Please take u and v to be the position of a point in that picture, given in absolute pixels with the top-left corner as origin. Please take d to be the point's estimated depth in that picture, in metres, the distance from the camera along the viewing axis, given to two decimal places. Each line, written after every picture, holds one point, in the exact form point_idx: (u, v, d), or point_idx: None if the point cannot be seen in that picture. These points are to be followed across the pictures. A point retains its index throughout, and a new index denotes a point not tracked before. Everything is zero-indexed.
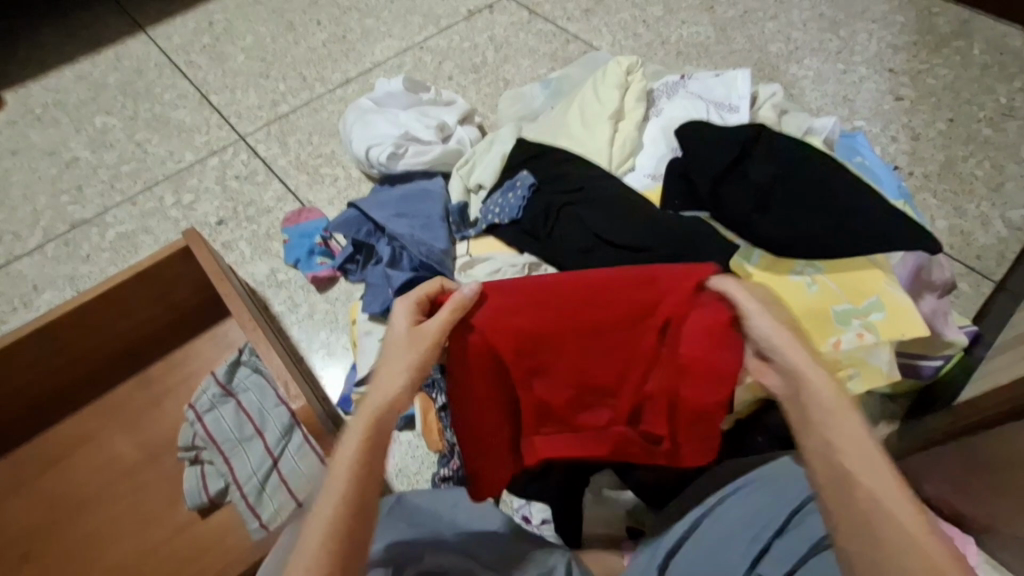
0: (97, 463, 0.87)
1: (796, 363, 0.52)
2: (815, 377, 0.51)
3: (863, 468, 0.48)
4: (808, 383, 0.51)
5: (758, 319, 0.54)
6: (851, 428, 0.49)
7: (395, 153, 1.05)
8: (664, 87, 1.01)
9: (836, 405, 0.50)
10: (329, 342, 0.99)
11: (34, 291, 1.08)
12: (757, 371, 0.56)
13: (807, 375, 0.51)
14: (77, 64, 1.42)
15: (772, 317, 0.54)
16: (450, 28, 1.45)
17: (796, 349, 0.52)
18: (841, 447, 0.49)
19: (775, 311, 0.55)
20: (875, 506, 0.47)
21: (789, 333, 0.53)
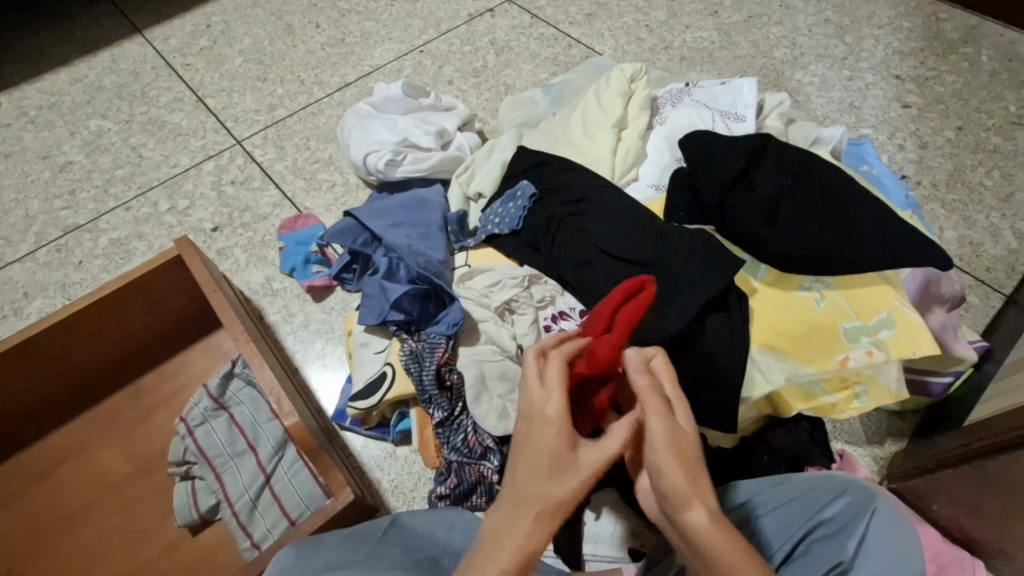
0: (86, 477, 0.85)
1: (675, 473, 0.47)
2: (684, 481, 0.47)
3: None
4: (684, 501, 0.46)
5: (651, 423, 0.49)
6: (730, 545, 0.45)
7: (393, 160, 1.03)
8: (668, 95, 0.99)
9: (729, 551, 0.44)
10: (325, 353, 0.97)
11: (25, 298, 1.06)
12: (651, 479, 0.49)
13: (684, 488, 0.46)
14: (73, 66, 1.40)
15: (668, 443, 0.48)
16: (451, 31, 1.43)
17: (674, 460, 0.47)
18: (714, 556, 0.45)
19: (681, 414, 0.51)
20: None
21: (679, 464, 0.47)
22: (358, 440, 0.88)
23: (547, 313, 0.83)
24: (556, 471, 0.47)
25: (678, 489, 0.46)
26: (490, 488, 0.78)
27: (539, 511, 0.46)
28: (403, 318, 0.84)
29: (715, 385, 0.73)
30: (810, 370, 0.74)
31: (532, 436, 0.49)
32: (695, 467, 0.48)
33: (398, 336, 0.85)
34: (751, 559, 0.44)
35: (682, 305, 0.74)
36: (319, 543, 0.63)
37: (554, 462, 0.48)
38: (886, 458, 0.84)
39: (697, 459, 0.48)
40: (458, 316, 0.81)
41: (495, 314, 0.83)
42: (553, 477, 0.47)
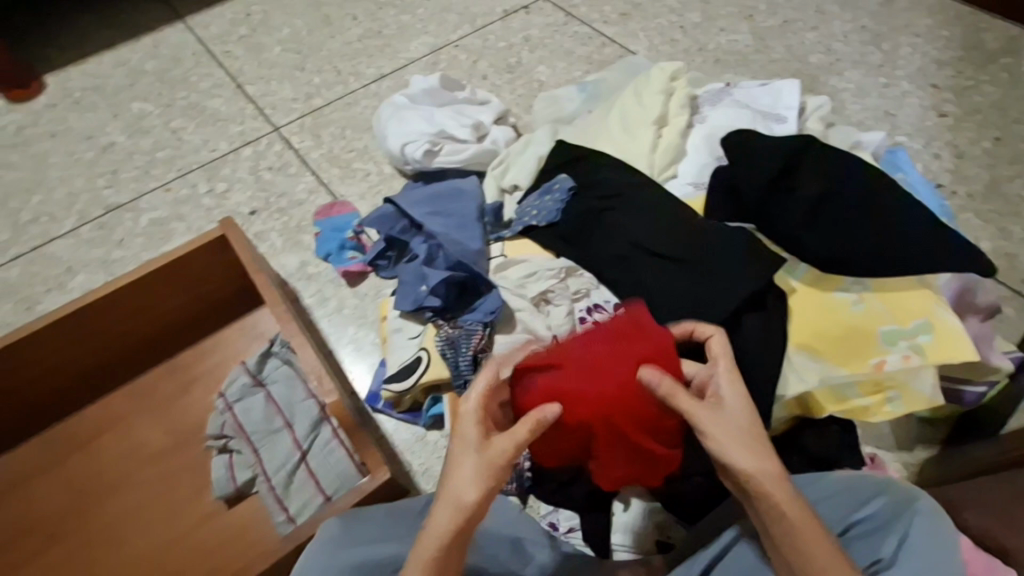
0: (123, 448, 0.87)
1: (712, 431, 0.56)
2: (740, 439, 0.56)
3: (781, 503, 0.54)
4: (727, 446, 0.55)
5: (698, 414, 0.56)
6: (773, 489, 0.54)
7: (431, 150, 1.06)
8: (708, 95, 0.99)
9: (773, 484, 0.54)
10: (357, 338, 0.98)
11: (67, 273, 1.09)
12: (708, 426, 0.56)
13: (724, 439, 0.55)
14: (117, 50, 1.43)
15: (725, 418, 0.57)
16: (486, 27, 1.45)
17: (722, 428, 0.56)
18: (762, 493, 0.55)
19: (734, 403, 0.58)
20: (774, 531, 0.55)
21: (722, 424, 0.56)
22: (390, 423, 0.89)
23: (582, 305, 0.83)
24: (489, 446, 0.55)
25: (732, 444, 0.55)
26: (519, 475, 0.79)
27: (468, 484, 0.54)
28: (439, 306, 0.85)
29: (750, 384, 0.73)
30: (844, 372, 0.74)
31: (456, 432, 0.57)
32: (755, 439, 0.56)
33: (434, 323, 0.86)
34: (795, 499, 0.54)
35: (717, 301, 0.75)
36: (361, 518, 0.65)
37: (469, 451, 0.55)
38: (916, 464, 0.83)
39: (749, 417, 0.57)
40: (495, 305, 0.83)
41: (531, 304, 0.84)
42: (480, 459, 0.55)
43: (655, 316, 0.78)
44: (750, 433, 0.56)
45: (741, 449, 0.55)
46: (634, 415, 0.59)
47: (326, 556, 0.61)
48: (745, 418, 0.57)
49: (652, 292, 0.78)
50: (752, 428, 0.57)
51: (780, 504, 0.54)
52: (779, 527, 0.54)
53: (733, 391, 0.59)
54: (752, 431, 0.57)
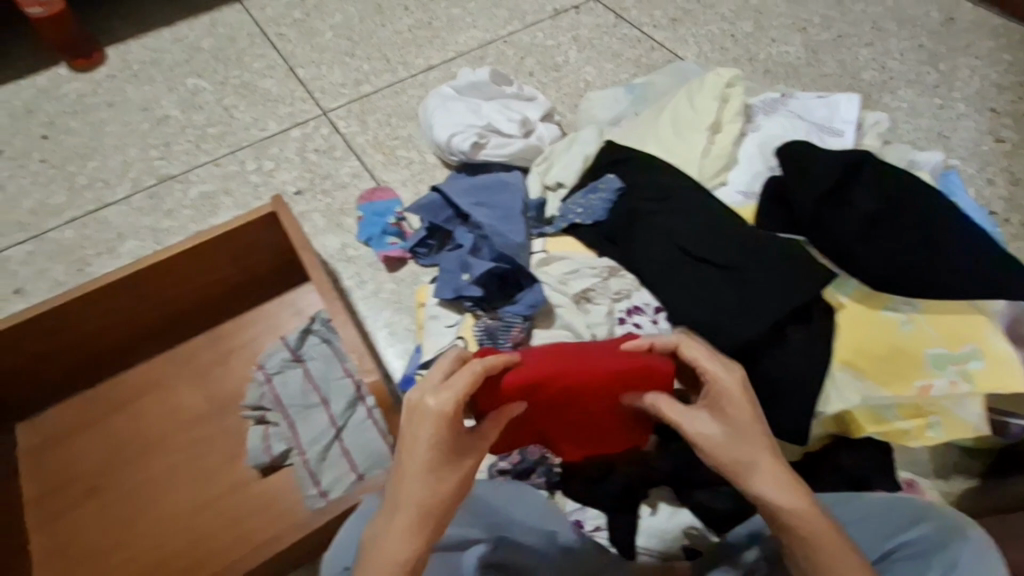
0: (164, 411, 0.90)
1: (712, 446, 0.56)
2: (741, 454, 0.55)
3: (796, 518, 0.53)
4: (725, 458, 0.55)
5: (694, 425, 0.57)
6: (788, 498, 0.53)
7: (478, 143, 1.06)
8: (763, 104, 0.97)
9: (787, 499, 0.53)
10: (393, 322, 0.98)
11: (118, 239, 1.12)
12: (705, 442, 0.56)
13: (725, 458, 0.55)
14: (175, 27, 1.47)
15: (728, 429, 0.56)
16: (535, 24, 1.46)
17: (722, 440, 0.56)
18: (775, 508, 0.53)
19: (745, 422, 0.56)
20: (797, 553, 0.53)
21: (726, 435, 0.56)
22: None
23: (623, 306, 0.83)
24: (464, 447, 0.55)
25: (738, 471, 0.54)
26: (549, 469, 0.79)
27: (440, 490, 0.52)
28: (480, 296, 0.86)
29: (790, 398, 0.73)
30: (887, 394, 0.73)
31: (418, 433, 0.53)
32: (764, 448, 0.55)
33: (472, 312, 0.87)
34: (807, 507, 0.53)
35: (762, 311, 0.74)
36: None
37: (441, 461, 0.53)
38: (956, 495, 0.79)
39: (754, 422, 0.56)
40: (537, 299, 0.83)
41: (572, 301, 0.84)
42: (457, 469, 0.54)
43: (698, 322, 0.77)
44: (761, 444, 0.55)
45: (754, 464, 0.54)
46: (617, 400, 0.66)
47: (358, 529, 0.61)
48: (753, 428, 0.55)
49: (695, 298, 0.78)
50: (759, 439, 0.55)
51: (791, 528, 0.53)
52: (804, 551, 0.52)
53: (738, 396, 0.57)
54: (759, 441, 0.55)
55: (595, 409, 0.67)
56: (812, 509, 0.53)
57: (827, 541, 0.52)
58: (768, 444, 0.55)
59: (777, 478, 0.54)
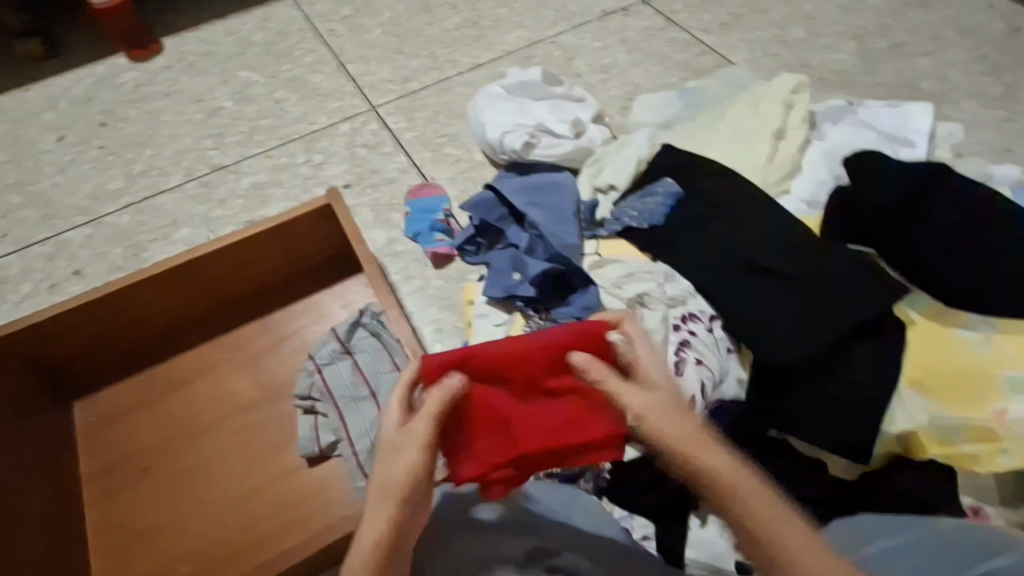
0: (214, 395, 0.91)
1: (652, 416, 0.50)
2: (674, 422, 0.50)
3: (750, 502, 0.47)
4: (658, 425, 0.49)
5: (629, 390, 0.52)
6: (739, 480, 0.48)
7: (529, 143, 1.06)
8: (828, 112, 0.95)
9: (743, 482, 0.48)
10: (439, 319, 0.97)
11: (173, 226, 1.14)
12: (645, 415, 0.50)
13: (662, 428, 0.49)
14: (229, 20, 1.50)
15: (659, 402, 0.51)
16: (583, 26, 1.45)
17: (662, 415, 0.50)
18: (728, 490, 0.47)
19: (669, 394, 0.52)
20: (756, 544, 0.47)
21: (663, 411, 0.50)
22: None
23: (677, 313, 0.81)
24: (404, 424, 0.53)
25: (683, 446, 0.49)
26: (597, 475, 0.78)
27: (406, 467, 0.50)
28: (532, 296, 0.86)
29: (852, 413, 0.71)
30: (957, 415, 0.71)
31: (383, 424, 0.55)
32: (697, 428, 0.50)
33: (523, 312, 0.87)
34: (758, 489, 0.48)
35: (824, 325, 0.73)
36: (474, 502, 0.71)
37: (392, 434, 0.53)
38: None
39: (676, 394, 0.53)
40: (592, 301, 0.84)
41: (626, 306, 0.83)
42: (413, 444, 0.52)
43: (756, 334, 0.76)
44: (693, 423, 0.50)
45: (694, 440, 0.49)
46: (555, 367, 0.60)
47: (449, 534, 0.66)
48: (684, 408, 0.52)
49: (754, 307, 0.77)
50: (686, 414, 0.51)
51: (748, 513, 0.47)
52: (760, 538, 0.46)
53: (655, 368, 0.55)
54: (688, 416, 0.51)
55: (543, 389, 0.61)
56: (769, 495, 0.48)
57: (783, 527, 0.47)
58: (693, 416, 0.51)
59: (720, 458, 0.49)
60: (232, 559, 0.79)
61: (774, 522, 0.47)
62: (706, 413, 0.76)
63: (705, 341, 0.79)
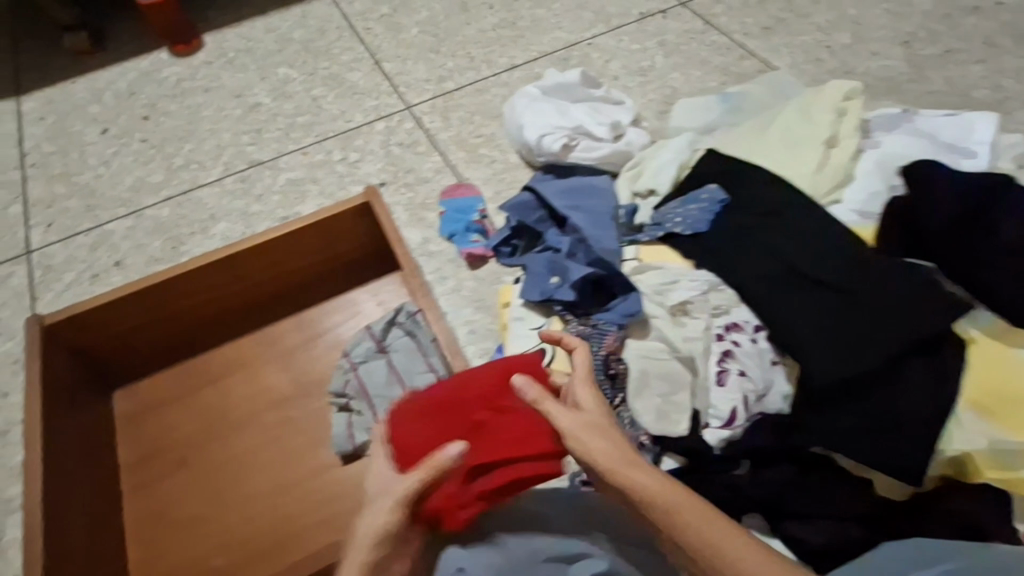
0: (249, 390, 0.91)
1: (581, 439, 0.55)
2: (600, 442, 0.55)
3: (681, 510, 0.51)
4: (587, 443, 0.55)
5: (563, 412, 0.56)
6: (667, 490, 0.51)
7: (568, 144, 1.05)
8: (882, 120, 0.93)
9: (670, 492, 0.51)
10: (473, 321, 0.95)
11: (211, 220, 1.16)
12: (576, 436, 0.55)
13: (588, 444, 0.55)
14: (269, 18, 1.52)
15: (587, 424, 0.56)
16: (621, 28, 1.43)
17: (590, 434, 0.55)
18: (657, 502, 0.51)
19: (599, 417, 0.57)
20: (693, 550, 0.50)
21: (593, 434, 0.55)
22: None
23: (720, 322, 0.80)
24: (387, 482, 0.56)
25: (613, 461, 0.53)
26: None
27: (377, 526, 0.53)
28: (570, 301, 0.85)
29: (906, 432, 0.68)
30: (1019, 439, 0.67)
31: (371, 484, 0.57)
32: (624, 445, 0.55)
33: (561, 316, 0.86)
34: (690, 496, 0.52)
35: (875, 343, 0.71)
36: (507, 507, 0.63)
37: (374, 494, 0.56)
38: None
39: (602, 417, 0.57)
40: (636, 307, 0.82)
41: (668, 313, 0.82)
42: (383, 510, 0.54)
43: (804, 348, 0.74)
44: (618, 440, 0.55)
45: (619, 456, 0.53)
46: (493, 395, 0.61)
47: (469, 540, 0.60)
48: (610, 429, 0.57)
49: (801, 320, 0.76)
50: (614, 433, 0.56)
51: (679, 518, 0.50)
52: (698, 541, 0.50)
53: (587, 393, 0.59)
54: (615, 434, 0.56)
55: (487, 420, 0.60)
56: (701, 502, 0.52)
57: (726, 532, 0.50)
58: (619, 436, 0.56)
59: (650, 471, 0.53)
60: (263, 556, 0.79)
61: (709, 528, 0.50)
62: (748, 424, 0.75)
63: (750, 352, 0.78)
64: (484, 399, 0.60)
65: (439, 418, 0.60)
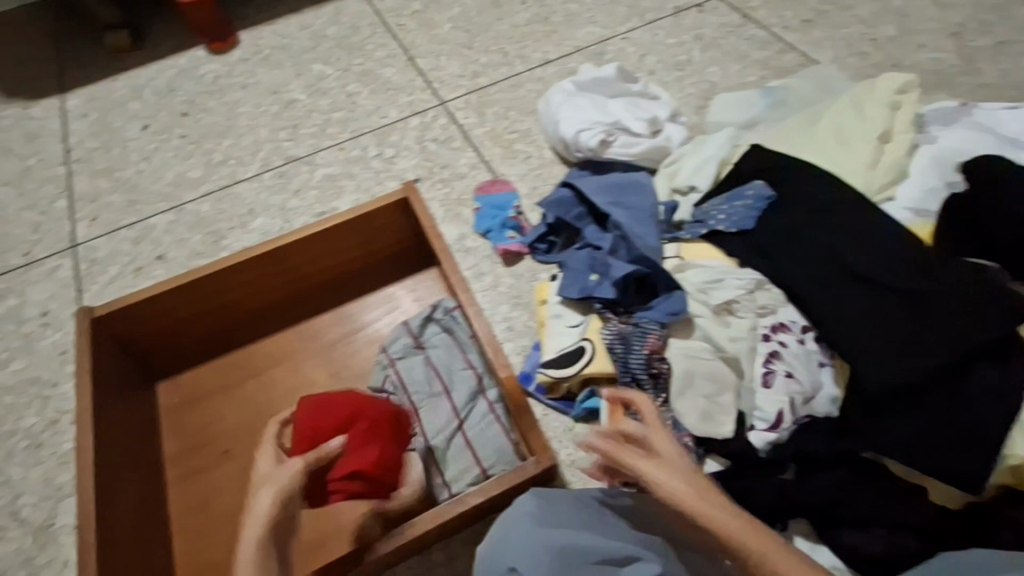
0: (290, 384, 0.93)
1: (665, 487, 0.55)
2: (684, 485, 0.55)
3: (777, 559, 0.49)
4: (671, 488, 0.55)
5: (642, 463, 0.57)
6: (760, 539, 0.51)
7: (606, 140, 1.03)
8: (938, 115, 0.90)
9: (762, 538, 0.51)
10: (510, 317, 0.95)
11: (250, 215, 1.18)
12: (660, 482, 0.56)
13: (672, 490, 0.55)
14: (303, 14, 1.53)
15: (669, 467, 0.56)
16: (656, 22, 1.41)
17: (673, 478, 0.55)
18: (753, 551, 0.50)
19: (677, 460, 0.57)
20: None
21: (678, 478, 0.55)
22: (539, 408, 0.85)
23: (766, 322, 0.79)
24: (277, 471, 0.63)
25: (700, 505, 0.53)
26: None
27: (274, 500, 0.59)
28: (612, 298, 0.84)
29: (967, 437, 0.66)
30: None
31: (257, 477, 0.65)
32: (708, 487, 0.55)
33: (601, 314, 0.85)
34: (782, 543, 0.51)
35: (936, 346, 0.69)
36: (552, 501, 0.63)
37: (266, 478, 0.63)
38: None
39: (681, 459, 0.57)
40: (678, 306, 0.81)
41: (713, 313, 0.81)
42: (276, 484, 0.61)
43: (857, 350, 0.73)
44: (702, 482, 0.55)
45: (705, 500, 0.54)
46: (361, 420, 0.74)
47: (515, 527, 0.60)
48: (691, 470, 0.57)
49: (855, 321, 0.74)
50: (696, 477, 0.56)
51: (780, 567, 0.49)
52: None
53: (663, 436, 0.60)
54: (698, 477, 0.56)
55: (358, 435, 0.72)
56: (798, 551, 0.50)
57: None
58: (700, 478, 0.56)
59: (738, 514, 0.53)
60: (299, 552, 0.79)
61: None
62: (795, 428, 0.73)
63: (798, 353, 0.76)
64: (359, 417, 0.73)
65: (319, 430, 0.72)
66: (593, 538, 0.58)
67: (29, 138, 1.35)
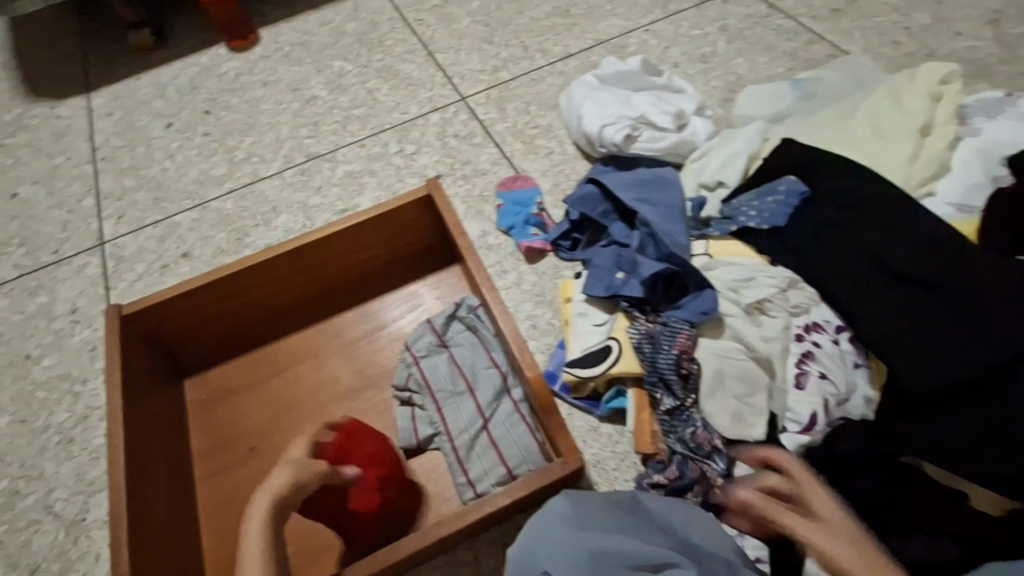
0: (315, 381, 0.93)
1: (815, 545, 0.61)
2: (836, 544, 0.60)
3: None
4: (823, 546, 0.60)
5: (793, 520, 0.63)
6: None
7: (631, 135, 1.01)
8: (981, 105, 0.88)
9: None
10: (534, 315, 0.94)
11: (273, 212, 1.18)
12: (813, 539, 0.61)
13: (824, 548, 0.60)
14: (322, 10, 1.52)
15: (821, 528, 0.61)
16: (680, 13, 1.38)
17: (825, 536, 0.61)
18: None
19: (832, 518, 0.63)
20: None
21: (831, 537, 0.60)
22: (563, 408, 0.84)
23: (800, 322, 0.77)
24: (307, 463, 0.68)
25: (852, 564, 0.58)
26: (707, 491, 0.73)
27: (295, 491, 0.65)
28: (639, 297, 0.82)
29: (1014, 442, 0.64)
30: None
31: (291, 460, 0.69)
32: (863, 548, 0.59)
33: (627, 312, 0.83)
34: None
35: (980, 348, 0.68)
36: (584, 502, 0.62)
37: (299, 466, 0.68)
38: None
39: (835, 518, 0.62)
40: (709, 306, 0.79)
41: (744, 312, 0.79)
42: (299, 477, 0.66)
43: (897, 352, 0.71)
44: (859, 543, 0.60)
45: (857, 560, 0.58)
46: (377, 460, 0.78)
47: (548, 528, 0.59)
48: (847, 528, 0.61)
49: (892, 322, 0.73)
50: (853, 537, 0.60)
51: None
52: None
53: (817, 495, 0.65)
54: (854, 538, 0.60)
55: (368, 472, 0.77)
56: None
57: None
58: (855, 536, 0.60)
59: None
60: (314, 556, 0.78)
61: None
62: (829, 430, 0.71)
63: (833, 354, 0.74)
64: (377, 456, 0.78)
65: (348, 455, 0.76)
66: (627, 542, 0.57)
67: (57, 137, 1.37)
